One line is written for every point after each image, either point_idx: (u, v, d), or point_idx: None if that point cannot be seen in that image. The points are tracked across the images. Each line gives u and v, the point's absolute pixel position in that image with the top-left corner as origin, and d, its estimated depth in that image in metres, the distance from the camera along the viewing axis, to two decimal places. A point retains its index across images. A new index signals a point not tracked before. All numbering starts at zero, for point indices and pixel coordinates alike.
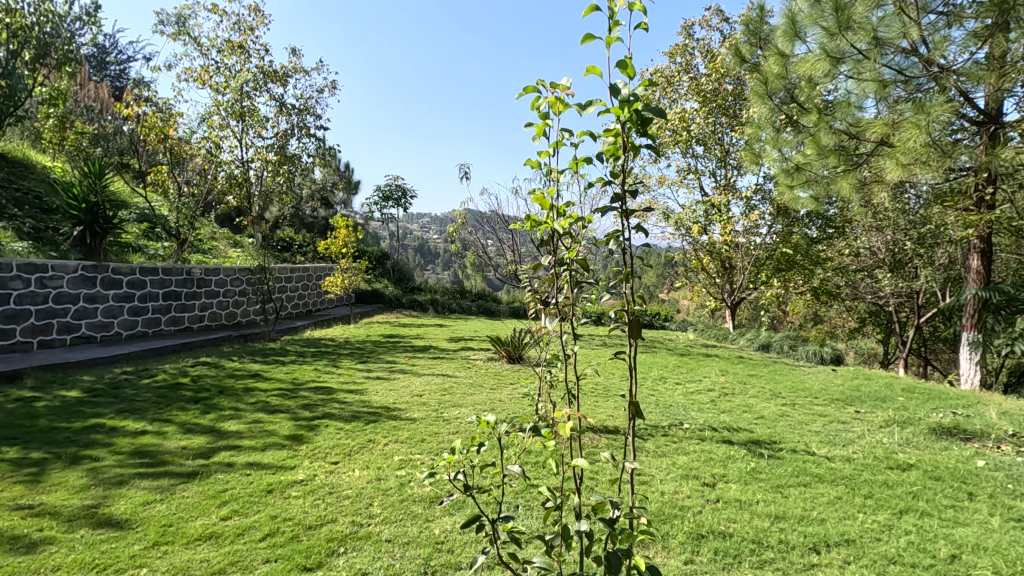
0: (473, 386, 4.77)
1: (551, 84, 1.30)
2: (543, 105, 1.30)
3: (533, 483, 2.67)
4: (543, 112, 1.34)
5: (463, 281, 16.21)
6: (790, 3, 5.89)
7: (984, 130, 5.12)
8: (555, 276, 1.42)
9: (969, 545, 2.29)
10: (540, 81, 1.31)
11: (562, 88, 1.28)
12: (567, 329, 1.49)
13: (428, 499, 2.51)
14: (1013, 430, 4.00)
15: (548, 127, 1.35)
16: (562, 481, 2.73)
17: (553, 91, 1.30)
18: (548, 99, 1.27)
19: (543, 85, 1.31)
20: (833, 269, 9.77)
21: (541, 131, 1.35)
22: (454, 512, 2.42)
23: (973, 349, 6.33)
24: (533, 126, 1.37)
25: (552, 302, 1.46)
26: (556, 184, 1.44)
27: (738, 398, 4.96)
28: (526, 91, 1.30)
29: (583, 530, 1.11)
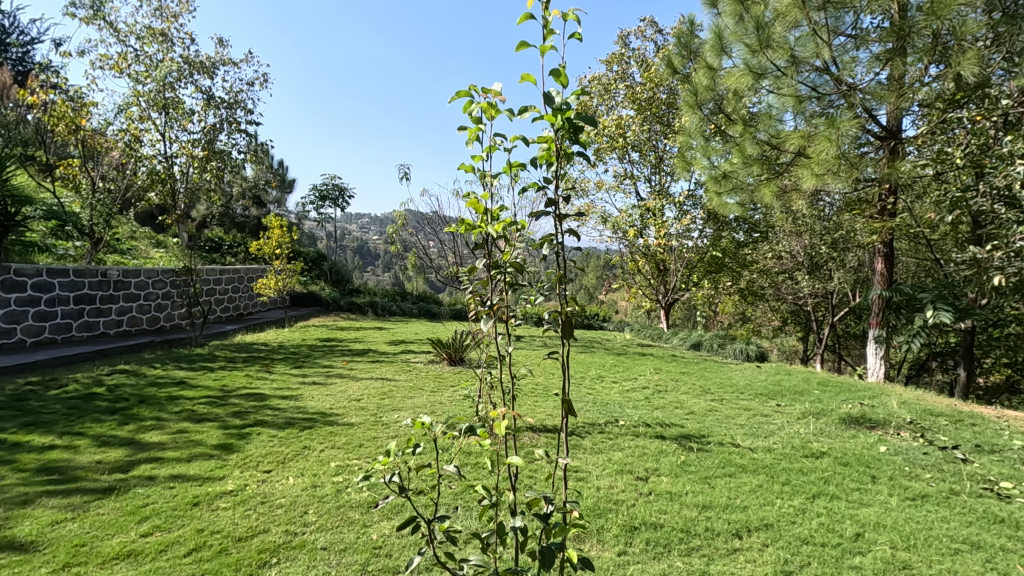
0: (413, 389, 4.71)
1: (483, 89, 1.31)
2: (476, 109, 1.31)
3: (473, 483, 2.67)
4: (475, 115, 1.34)
5: (404, 283, 16.00)
6: (718, 19, 6.20)
7: (885, 144, 5.60)
8: (490, 279, 1.43)
9: (872, 523, 2.50)
10: (471, 85, 1.31)
11: (495, 93, 1.29)
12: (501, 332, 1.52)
13: (366, 505, 2.46)
14: (910, 418, 4.38)
15: (480, 132, 1.35)
16: (500, 480, 2.75)
17: (485, 97, 1.30)
18: (480, 103, 1.28)
19: (475, 90, 1.31)
20: (758, 272, 10.35)
21: (473, 135, 1.35)
22: (392, 515, 2.39)
23: (879, 345, 6.88)
24: (465, 129, 1.38)
25: (487, 304, 1.46)
26: (489, 188, 1.45)
27: (670, 395, 5.16)
28: (458, 95, 1.29)
29: (518, 527, 1.12)
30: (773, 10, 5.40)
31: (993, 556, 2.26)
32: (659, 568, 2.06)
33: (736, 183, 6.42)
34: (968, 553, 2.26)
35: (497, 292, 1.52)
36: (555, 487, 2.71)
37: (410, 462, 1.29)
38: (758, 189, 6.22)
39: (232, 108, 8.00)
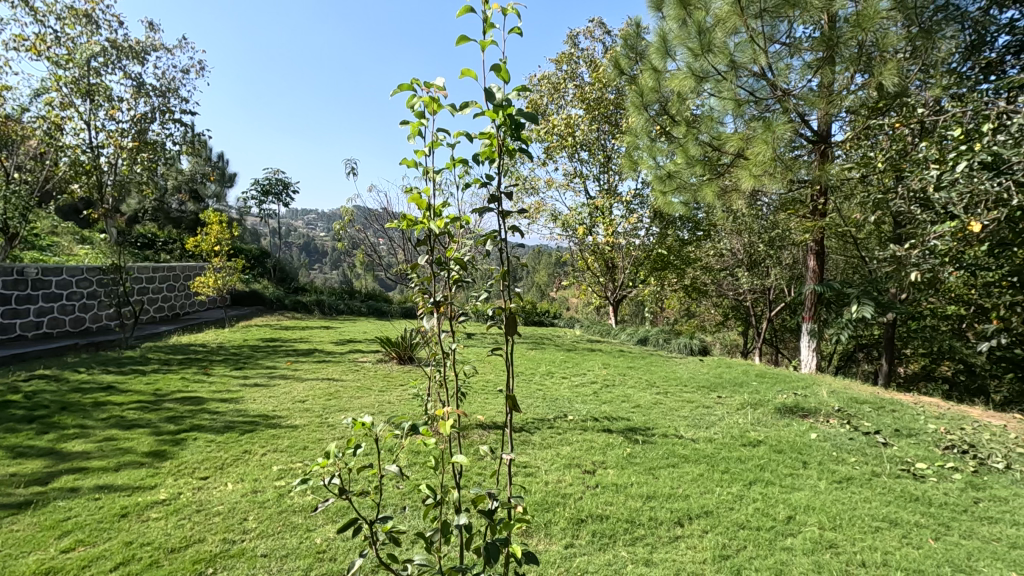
0: (361, 388, 4.62)
1: (426, 83, 1.30)
2: (418, 104, 1.30)
3: (421, 482, 2.65)
4: (418, 109, 1.34)
5: (353, 280, 15.64)
6: (662, 22, 6.35)
7: (816, 148, 5.87)
8: (434, 276, 1.43)
9: (803, 506, 2.64)
10: (414, 78, 1.31)
11: (437, 88, 1.29)
12: (445, 330, 1.53)
13: (308, 509, 2.39)
14: (838, 406, 4.66)
15: (422, 126, 1.35)
16: (446, 479, 2.74)
17: (427, 92, 1.29)
18: (422, 97, 1.28)
19: (418, 85, 1.30)
20: (701, 268, 10.72)
21: (415, 130, 1.35)
22: (337, 518, 2.33)
23: (812, 338, 7.28)
24: (408, 123, 1.37)
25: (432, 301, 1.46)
26: (433, 183, 1.45)
27: (618, 389, 5.28)
28: (400, 88, 1.29)
29: (462, 525, 1.12)
30: (714, 16, 5.59)
31: (909, 532, 2.43)
32: (605, 558, 2.11)
33: (679, 182, 6.63)
34: (887, 530, 2.43)
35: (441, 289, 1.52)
36: (502, 484, 2.72)
37: (350, 464, 1.26)
38: (700, 189, 6.44)
39: (165, 96, 7.58)
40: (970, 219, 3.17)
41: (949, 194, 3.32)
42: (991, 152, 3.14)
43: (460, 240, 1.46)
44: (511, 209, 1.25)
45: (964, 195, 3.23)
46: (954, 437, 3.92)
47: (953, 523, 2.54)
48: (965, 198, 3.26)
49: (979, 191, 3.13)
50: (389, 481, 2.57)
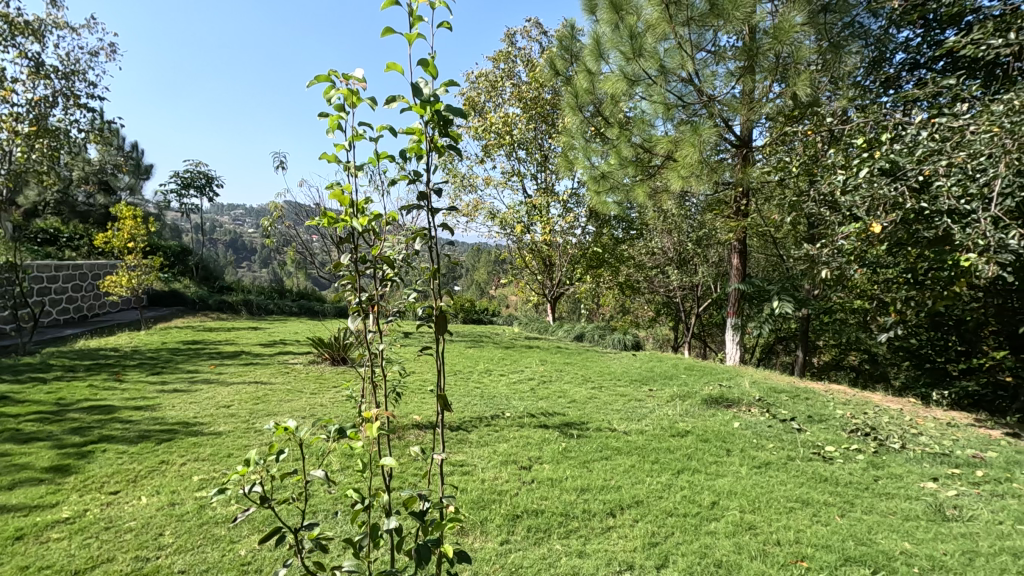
0: (291, 391, 4.45)
1: (345, 76, 1.36)
2: (336, 96, 1.36)
3: (353, 485, 2.59)
4: (337, 102, 1.39)
5: (284, 279, 15.00)
6: (596, 26, 6.49)
7: (739, 152, 6.19)
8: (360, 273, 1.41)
9: (726, 492, 2.79)
10: (332, 70, 1.36)
11: (357, 82, 1.35)
12: (373, 329, 1.54)
13: (232, 520, 2.28)
14: (758, 396, 4.96)
15: (341, 120, 1.41)
16: (379, 482, 2.69)
17: (347, 85, 1.33)
18: (340, 90, 1.34)
19: (337, 77, 1.36)
20: (635, 266, 11.06)
21: (334, 123, 1.41)
22: (264, 527, 2.23)
23: (736, 332, 7.69)
24: (327, 116, 1.43)
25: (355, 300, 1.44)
26: (356, 177, 1.51)
27: (555, 385, 5.38)
28: (318, 80, 1.34)
29: (392, 528, 1.11)
30: (645, 22, 5.78)
31: (818, 510, 2.63)
32: (540, 552, 2.15)
33: (613, 182, 6.82)
34: (799, 510, 2.61)
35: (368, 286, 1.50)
36: (436, 484, 2.71)
37: (273, 470, 1.21)
38: (633, 189, 6.65)
39: (69, 79, 6.97)
40: (871, 220, 3.45)
41: (854, 198, 3.61)
42: (889, 160, 3.43)
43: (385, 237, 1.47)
44: (439, 207, 1.27)
45: (867, 199, 3.49)
46: (858, 421, 4.27)
47: (857, 500, 2.76)
48: (867, 202, 3.53)
49: (880, 195, 3.39)
50: (321, 485, 2.51)
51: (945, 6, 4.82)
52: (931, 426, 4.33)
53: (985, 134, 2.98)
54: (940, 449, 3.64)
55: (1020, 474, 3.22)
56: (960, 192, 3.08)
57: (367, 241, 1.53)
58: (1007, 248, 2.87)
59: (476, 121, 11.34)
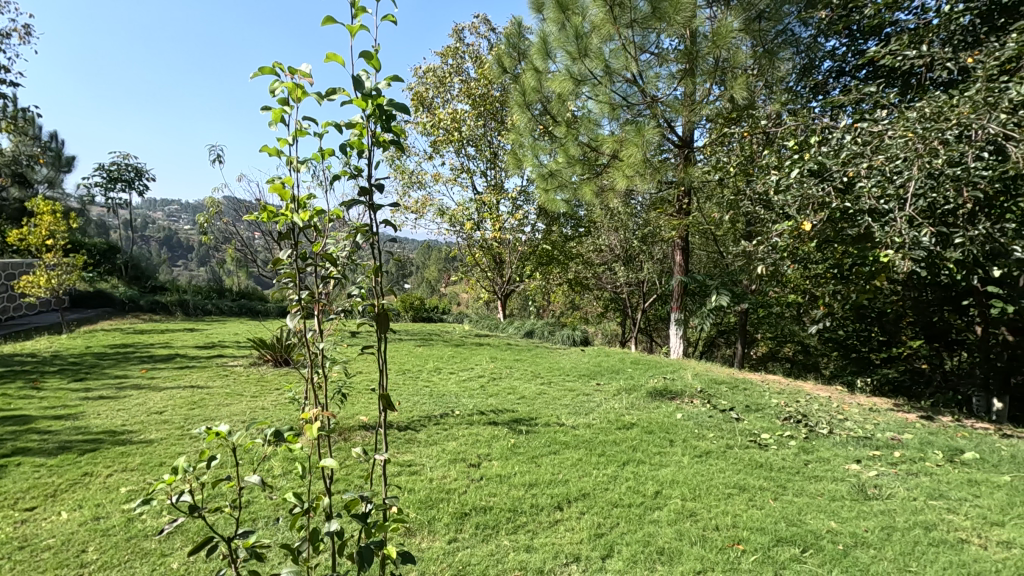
0: (231, 394, 4.27)
1: (290, 70, 1.34)
2: (281, 89, 1.33)
3: (296, 490, 2.52)
4: (282, 95, 1.36)
5: (223, 278, 14.34)
6: (543, 25, 6.56)
7: (681, 152, 6.38)
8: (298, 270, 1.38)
9: (669, 481, 2.89)
10: (277, 63, 1.34)
11: (301, 75, 1.33)
12: (314, 329, 1.50)
13: (164, 532, 2.17)
14: (700, 387, 5.15)
15: (285, 113, 1.38)
16: (323, 486, 2.62)
17: (291, 78, 1.30)
18: (284, 83, 1.31)
19: (281, 69, 1.34)
20: (583, 263, 11.24)
21: (277, 116, 1.38)
22: (198, 537, 2.13)
23: (680, 327, 7.94)
24: (270, 109, 1.40)
25: (293, 299, 1.41)
26: (299, 174, 1.47)
27: (504, 382, 5.40)
28: (261, 71, 1.31)
29: (334, 532, 1.08)
30: (590, 23, 5.88)
31: (754, 495, 2.76)
32: (487, 549, 2.15)
33: (561, 181, 6.88)
34: (737, 496, 2.73)
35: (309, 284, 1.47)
36: (383, 485, 2.66)
37: (203, 478, 1.16)
38: (580, 187, 6.74)
39: None
40: (802, 219, 3.65)
41: (786, 198, 3.79)
42: (817, 162, 3.64)
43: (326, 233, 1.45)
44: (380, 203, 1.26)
45: (798, 198, 3.70)
46: (791, 409, 4.51)
47: (788, 484, 2.92)
48: (798, 201, 3.72)
49: (809, 195, 3.59)
50: (263, 491, 2.43)
51: (866, 18, 5.14)
52: (856, 412, 4.62)
53: (900, 139, 3.22)
54: (863, 433, 3.89)
55: (932, 453, 3.49)
56: (879, 193, 3.29)
57: (309, 238, 1.50)
58: (919, 245, 3.11)
59: (424, 117, 11.20)
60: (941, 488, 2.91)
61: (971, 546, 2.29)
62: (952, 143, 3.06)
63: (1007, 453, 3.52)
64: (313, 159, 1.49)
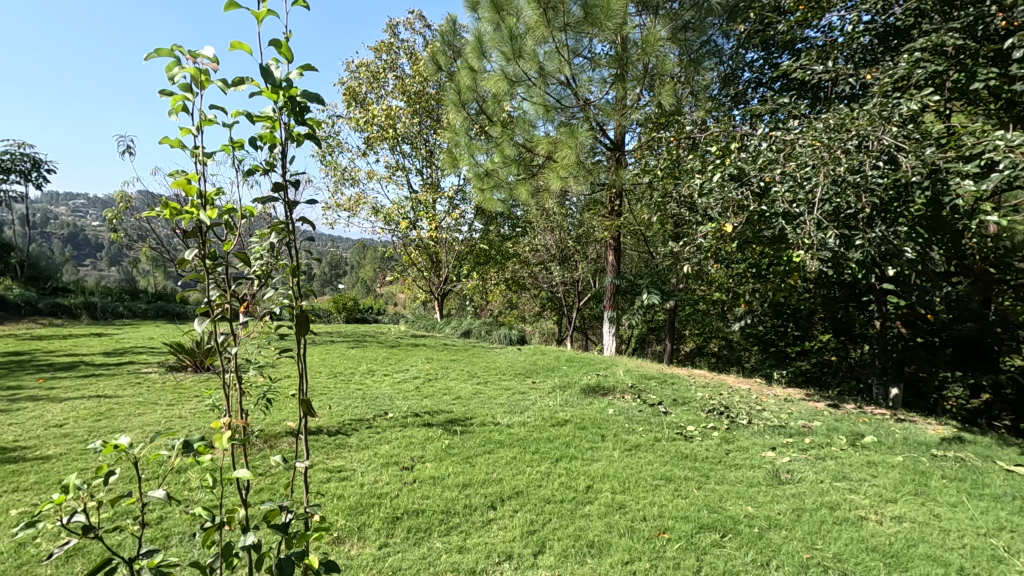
0: (143, 403, 3.99)
1: (191, 53, 1.29)
2: (182, 74, 1.27)
3: (213, 503, 2.39)
4: (183, 80, 1.30)
5: (136, 279, 13.31)
6: (478, 24, 6.56)
7: (613, 155, 6.56)
8: (206, 271, 1.32)
9: (599, 475, 2.97)
10: (176, 46, 1.28)
11: (205, 60, 1.29)
12: (226, 332, 1.43)
13: (62, 557, 1.99)
14: (630, 383, 5.34)
15: (187, 100, 1.32)
16: (245, 496, 2.50)
17: (193, 61, 1.26)
18: (186, 67, 1.26)
19: (182, 53, 1.28)
20: (520, 263, 11.35)
21: (178, 103, 1.31)
22: (100, 560, 1.97)
23: (612, 324, 8.17)
24: (170, 95, 1.33)
25: (201, 302, 1.32)
26: (205, 166, 1.41)
27: (440, 382, 5.35)
28: (159, 54, 1.25)
29: (251, 545, 1.05)
30: (525, 24, 5.94)
31: (679, 485, 2.88)
32: (419, 553, 2.13)
33: (496, 180, 6.87)
34: (663, 486, 2.85)
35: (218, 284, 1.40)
36: (311, 493, 2.57)
37: (99, 496, 1.07)
38: (516, 187, 6.76)
39: None
40: (723, 221, 3.84)
41: (708, 200, 3.99)
42: (737, 167, 3.87)
43: (238, 232, 1.40)
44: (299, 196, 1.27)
45: (719, 201, 3.89)
46: (714, 401, 4.75)
47: (711, 473, 3.07)
48: (718, 203, 3.93)
49: (729, 199, 3.80)
50: (178, 505, 2.30)
51: (780, 33, 5.48)
52: (772, 402, 4.94)
53: (809, 148, 3.49)
54: (778, 422, 4.16)
55: (837, 439, 3.79)
56: (791, 197, 3.52)
57: (216, 238, 1.43)
58: (825, 246, 3.35)
59: (357, 112, 10.91)
60: (844, 470, 3.16)
61: (869, 522, 2.51)
62: (851, 153, 3.35)
63: (900, 435, 3.87)
64: (219, 151, 1.44)
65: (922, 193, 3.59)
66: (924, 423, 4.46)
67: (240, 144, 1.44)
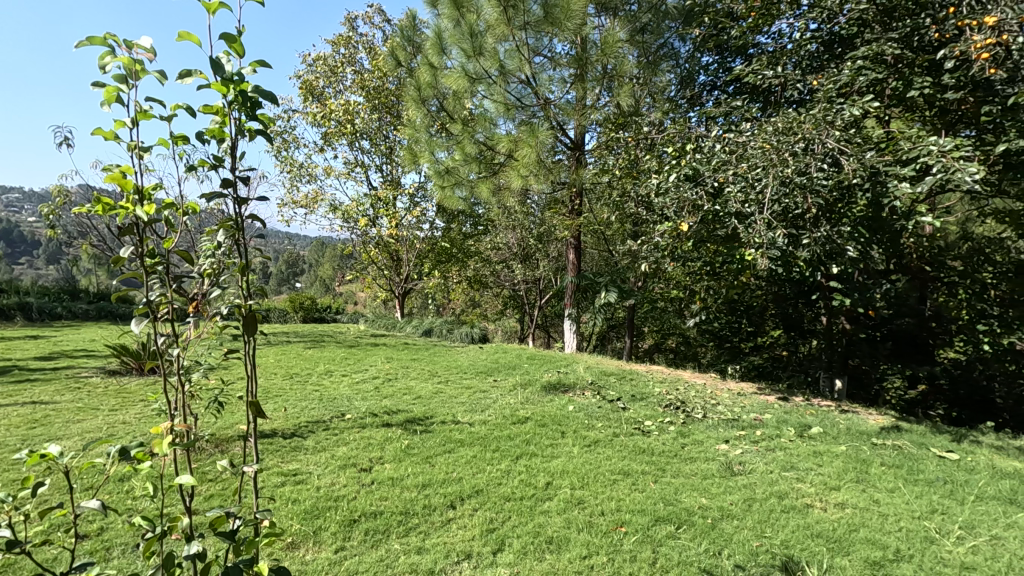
0: (83, 409, 3.79)
1: (125, 42, 1.24)
2: (115, 63, 1.22)
3: (157, 512, 2.29)
4: (116, 70, 1.25)
5: (76, 278, 12.60)
6: (438, 20, 6.51)
7: (573, 154, 6.62)
8: (143, 270, 1.26)
9: (559, 471, 3.00)
10: (109, 35, 1.23)
11: (140, 50, 1.24)
12: (167, 334, 1.37)
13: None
14: (590, 379, 5.41)
15: (121, 91, 1.27)
16: (193, 503, 2.41)
17: (128, 50, 1.20)
18: (119, 57, 1.20)
19: (114, 42, 1.23)
20: (482, 261, 11.31)
21: (110, 94, 1.26)
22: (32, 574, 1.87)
23: (573, 322, 8.26)
24: (101, 86, 1.27)
25: (137, 302, 1.27)
26: (142, 160, 1.36)
27: (399, 382, 5.28)
28: (89, 42, 1.20)
29: (194, 554, 1.01)
30: (485, 22, 5.92)
31: (636, 479, 2.94)
32: (376, 555, 2.10)
33: (457, 178, 6.79)
34: (622, 480, 2.90)
35: (156, 284, 1.34)
36: (264, 499, 2.50)
37: (27, 508, 1.02)
38: (477, 186, 6.74)
39: None
40: (679, 220, 3.94)
41: (665, 200, 4.08)
42: (692, 168, 3.98)
43: (179, 230, 1.35)
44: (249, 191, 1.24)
45: (674, 201, 3.98)
46: (671, 396, 4.87)
47: (667, 466, 3.15)
48: (673, 203, 4.03)
49: (684, 198, 3.88)
50: (120, 515, 2.20)
51: (734, 38, 5.65)
52: (726, 396, 5.09)
53: (759, 150, 3.62)
54: (731, 415, 4.30)
55: (786, 430, 3.94)
56: (743, 197, 3.63)
57: (154, 235, 1.37)
58: (774, 245, 3.47)
59: (313, 107, 10.65)
60: (792, 460, 3.29)
61: (814, 509, 2.62)
62: (798, 155, 3.49)
63: (844, 425, 4.06)
64: (157, 145, 1.38)
65: (864, 195, 3.76)
66: (865, 414, 4.69)
67: (181, 140, 1.40)
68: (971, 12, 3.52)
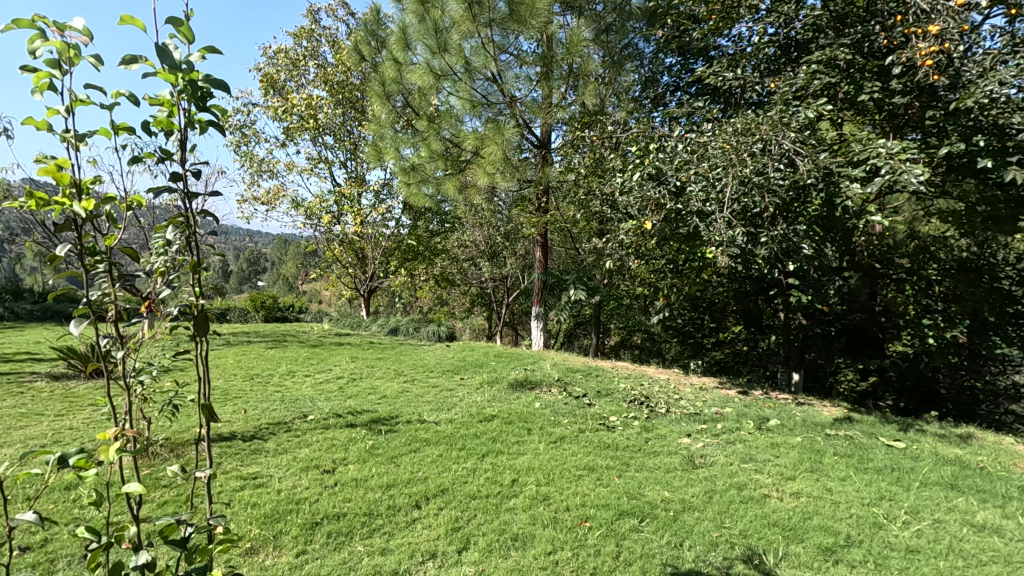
0: (27, 415, 3.60)
1: (57, 25, 1.17)
2: (46, 47, 1.15)
3: (107, 521, 2.20)
4: (47, 54, 1.18)
5: (21, 277, 11.98)
6: (403, 15, 6.44)
7: (540, 152, 6.64)
8: (83, 269, 1.20)
9: (524, 468, 3.01)
10: (39, 16, 1.16)
11: (74, 34, 1.18)
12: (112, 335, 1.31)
13: None
14: (556, 376, 5.45)
15: (54, 77, 1.20)
16: (145, 510, 2.32)
17: (58, 32, 1.14)
18: (50, 41, 1.14)
19: (45, 24, 1.16)
20: (449, 259, 11.22)
21: (42, 81, 1.19)
22: None
23: (540, 320, 8.30)
24: (31, 72, 1.20)
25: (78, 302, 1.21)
26: (81, 151, 1.29)
27: (364, 382, 5.21)
28: (16, 25, 1.13)
29: (143, 564, 0.97)
30: (450, 18, 5.88)
31: (601, 474, 2.98)
32: (339, 558, 2.07)
33: (423, 175, 6.74)
34: (587, 476, 2.94)
35: (98, 283, 1.28)
36: (222, 504, 2.43)
37: None
38: (443, 183, 6.70)
39: None
40: (642, 218, 4.00)
41: (628, 198, 4.14)
42: (654, 167, 4.05)
43: (123, 226, 1.29)
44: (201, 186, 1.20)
45: (638, 200, 4.05)
46: (635, 392, 4.95)
47: (631, 461, 3.20)
48: (637, 201, 4.09)
49: (647, 197, 3.95)
50: (65, 524, 2.10)
51: (695, 40, 5.76)
52: (688, 391, 5.20)
53: (719, 150, 3.72)
54: (693, 409, 4.40)
55: (745, 423, 4.06)
56: (704, 196, 3.71)
57: (96, 231, 1.31)
58: (734, 243, 3.56)
59: (274, 101, 10.38)
60: (751, 452, 3.39)
61: (770, 499, 2.71)
62: (756, 156, 3.60)
63: (800, 418, 4.20)
64: (95, 134, 1.32)
65: (818, 194, 3.89)
66: (819, 406, 4.87)
67: (122, 129, 1.34)
68: (917, 20, 3.69)
